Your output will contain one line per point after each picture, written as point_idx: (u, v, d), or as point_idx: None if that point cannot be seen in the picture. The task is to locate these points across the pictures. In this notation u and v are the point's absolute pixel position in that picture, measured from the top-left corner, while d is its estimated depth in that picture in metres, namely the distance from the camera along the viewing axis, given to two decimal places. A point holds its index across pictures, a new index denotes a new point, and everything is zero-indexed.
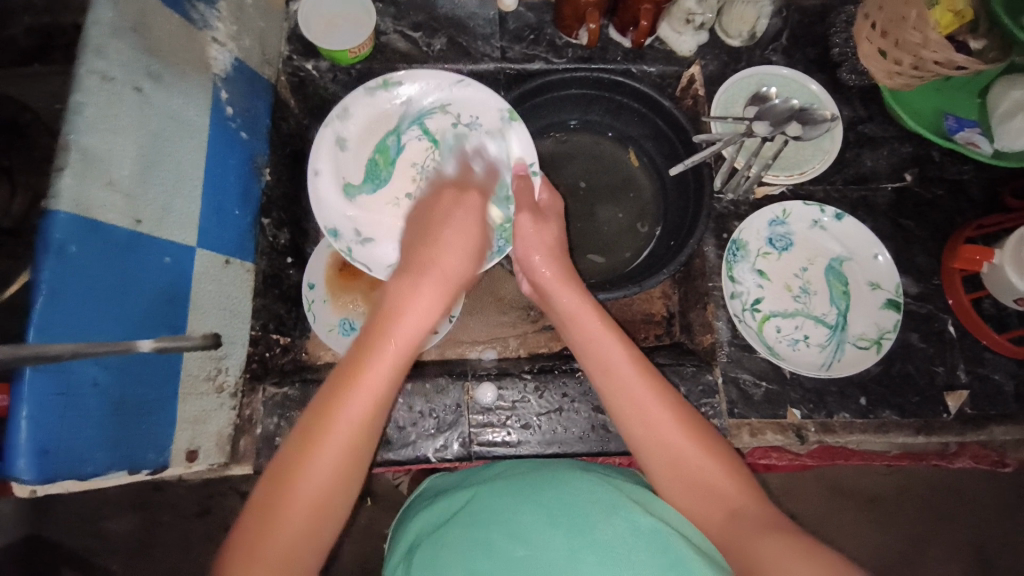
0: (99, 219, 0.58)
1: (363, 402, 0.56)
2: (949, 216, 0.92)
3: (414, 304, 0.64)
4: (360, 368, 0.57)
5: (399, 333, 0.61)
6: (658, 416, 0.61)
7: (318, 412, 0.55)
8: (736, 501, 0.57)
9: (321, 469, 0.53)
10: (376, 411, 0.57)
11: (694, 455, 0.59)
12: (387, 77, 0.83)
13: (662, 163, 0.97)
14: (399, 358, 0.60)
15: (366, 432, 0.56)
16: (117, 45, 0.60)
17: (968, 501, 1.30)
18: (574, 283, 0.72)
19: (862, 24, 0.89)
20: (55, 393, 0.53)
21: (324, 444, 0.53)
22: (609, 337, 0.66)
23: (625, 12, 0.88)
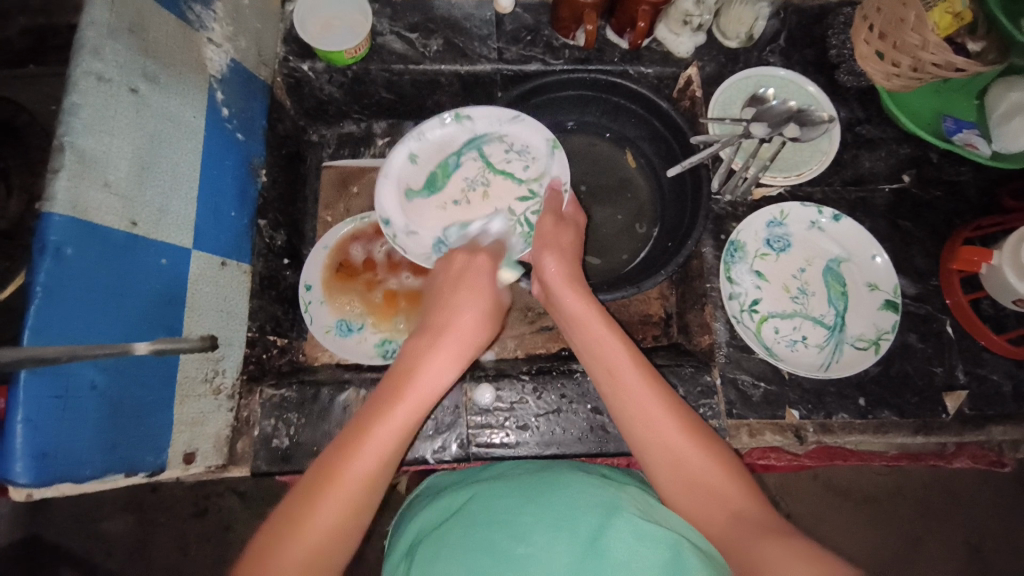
0: (95, 220, 0.58)
1: (374, 451, 0.53)
2: (946, 217, 0.92)
3: (432, 354, 0.60)
4: (379, 415, 0.55)
5: (417, 384, 0.58)
6: (658, 416, 0.61)
7: (333, 455, 0.53)
8: (738, 502, 0.57)
9: (326, 509, 0.50)
10: (389, 459, 0.54)
11: (695, 456, 0.59)
12: (460, 110, 0.86)
13: (659, 164, 0.97)
14: (416, 412, 0.56)
15: (373, 478, 0.53)
16: (114, 46, 0.60)
17: (966, 501, 1.30)
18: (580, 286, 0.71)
19: (861, 25, 0.89)
20: (53, 396, 0.53)
21: (337, 485, 0.51)
22: (617, 344, 0.66)
23: (623, 13, 0.88)
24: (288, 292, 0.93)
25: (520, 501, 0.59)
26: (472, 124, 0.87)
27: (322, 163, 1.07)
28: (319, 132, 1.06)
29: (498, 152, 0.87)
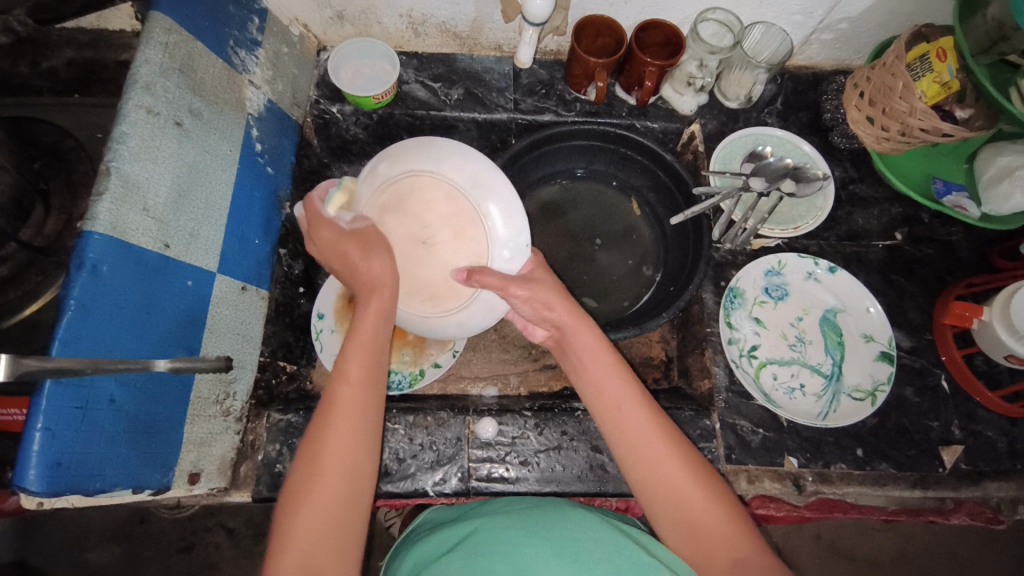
0: (131, 241, 0.61)
1: (343, 424, 0.59)
2: (939, 274, 0.95)
3: (369, 317, 0.66)
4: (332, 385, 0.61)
5: (361, 341, 0.64)
6: (661, 453, 0.61)
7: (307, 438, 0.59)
8: (738, 546, 0.57)
9: (324, 484, 0.56)
10: (364, 420, 0.60)
11: (698, 496, 0.60)
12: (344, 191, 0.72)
13: (663, 213, 1.02)
14: (367, 365, 0.63)
15: (358, 444, 0.58)
16: (165, 83, 0.66)
17: (969, 568, 1.27)
18: (586, 318, 0.70)
19: (852, 93, 0.95)
20: (74, 407, 0.55)
21: (324, 458, 0.57)
22: (607, 366, 0.67)
23: (631, 73, 0.95)
24: (300, 319, 0.95)
25: (521, 534, 0.60)
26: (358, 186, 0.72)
27: None
28: (340, 169, 1.11)
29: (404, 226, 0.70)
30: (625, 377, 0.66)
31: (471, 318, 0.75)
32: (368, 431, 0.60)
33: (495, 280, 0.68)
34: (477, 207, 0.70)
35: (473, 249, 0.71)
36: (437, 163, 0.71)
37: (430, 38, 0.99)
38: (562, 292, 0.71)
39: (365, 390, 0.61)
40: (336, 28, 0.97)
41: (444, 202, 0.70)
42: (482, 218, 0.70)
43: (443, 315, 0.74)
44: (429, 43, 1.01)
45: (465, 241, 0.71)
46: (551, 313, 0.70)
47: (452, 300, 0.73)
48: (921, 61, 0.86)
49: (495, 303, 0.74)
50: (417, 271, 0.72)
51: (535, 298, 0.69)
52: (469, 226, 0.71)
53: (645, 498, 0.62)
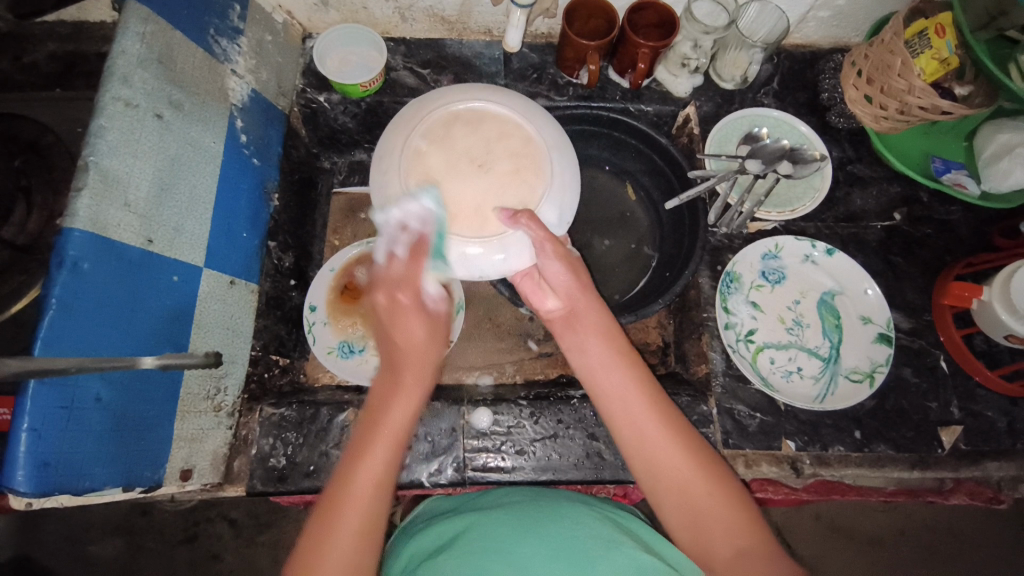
0: (113, 237, 0.60)
1: (357, 510, 0.55)
2: (938, 254, 0.94)
3: (398, 407, 0.59)
4: (348, 470, 0.57)
5: (386, 430, 0.58)
6: (664, 446, 0.60)
7: (315, 526, 0.55)
8: (742, 536, 0.56)
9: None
10: (376, 516, 0.57)
11: (702, 489, 0.59)
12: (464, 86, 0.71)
13: (658, 197, 1.01)
14: (390, 459, 0.58)
15: (364, 541, 0.55)
16: (142, 74, 0.65)
17: (969, 545, 1.27)
18: (590, 289, 0.68)
19: (850, 70, 0.93)
20: (59, 406, 0.54)
21: (329, 549, 0.54)
22: (611, 355, 0.65)
23: (624, 55, 0.93)
24: (293, 312, 0.94)
25: (518, 529, 0.60)
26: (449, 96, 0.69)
27: (332, 190, 1.09)
28: (330, 159, 1.09)
29: (470, 152, 0.67)
30: (628, 359, 0.65)
31: (487, 255, 0.65)
32: (375, 537, 0.56)
33: (544, 231, 0.64)
34: (545, 163, 0.68)
35: (522, 194, 0.67)
36: (526, 115, 0.70)
37: (418, 23, 0.97)
38: (579, 270, 0.68)
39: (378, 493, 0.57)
40: (320, 14, 0.95)
41: (518, 141, 0.68)
42: (547, 174, 0.68)
43: (453, 236, 0.64)
44: (417, 28, 0.98)
45: (516, 184, 0.67)
46: (549, 276, 0.67)
47: (492, 224, 0.65)
48: (919, 37, 0.84)
49: (526, 247, 0.66)
50: (459, 187, 0.66)
51: (572, 263, 0.68)
52: (531, 176, 0.67)
53: (647, 482, 0.61)
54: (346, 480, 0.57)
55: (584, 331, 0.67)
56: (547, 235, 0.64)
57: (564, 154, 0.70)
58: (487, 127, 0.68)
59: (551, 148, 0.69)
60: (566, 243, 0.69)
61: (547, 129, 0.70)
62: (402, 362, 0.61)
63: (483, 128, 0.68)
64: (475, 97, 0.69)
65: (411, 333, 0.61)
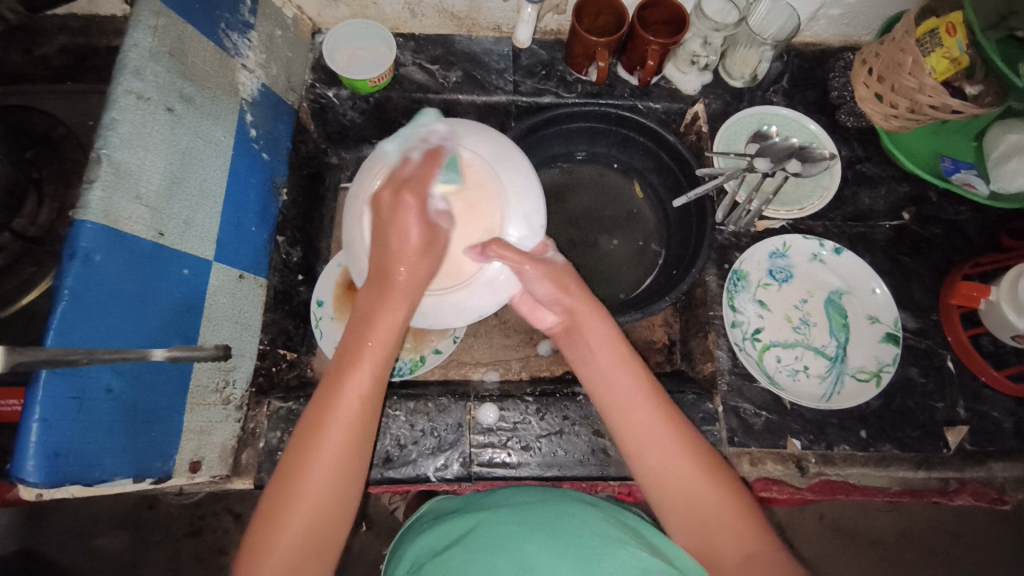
0: (125, 229, 0.60)
1: (347, 416, 0.57)
2: (946, 255, 0.94)
3: (387, 315, 0.61)
4: (340, 372, 0.59)
5: (377, 337, 0.61)
6: (673, 451, 0.60)
7: (305, 431, 0.57)
8: (753, 541, 0.56)
9: (318, 480, 0.55)
10: (365, 423, 0.58)
11: (711, 494, 0.58)
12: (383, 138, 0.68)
13: (665, 195, 1.01)
14: (378, 371, 0.60)
15: (353, 447, 0.57)
16: (154, 67, 0.65)
17: (972, 547, 1.27)
18: (588, 297, 0.67)
19: (860, 68, 0.93)
20: (69, 396, 0.55)
21: (315, 458, 0.55)
22: (616, 362, 0.65)
23: (633, 51, 0.93)
24: (300, 307, 0.94)
25: (526, 527, 0.60)
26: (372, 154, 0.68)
27: (340, 185, 1.09)
28: (338, 155, 1.09)
29: None
30: (635, 370, 0.64)
31: (475, 297, 0.68)
32: (365, 443, 0.58)
33: (519, 255, 0.65)
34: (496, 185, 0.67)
35: (484, 224, 0.67)
36: (454, 135, 0.68)
37: (427, 19, 0.97)
38: (568, 281, 0.67)
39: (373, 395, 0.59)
40: (330, 9, 0.95)
41: (456, 174, 0.67)
42: (496, 191, 0.67)
43: (437, 294, 0.67)
44: (426, 24, 0.98)
45: (474, 219, 0.67)
46: (539, 294, 0.67)
47: (466, 267, 0.67)
48: (930, 35, 0.84)
49: (510, 275, 0.67)
50: None
51: (555, 275, 0.67)
52: (483, 201, 0.67)
53: (653, 491, 0.61)
54: (337, 386, 0.58)
55: (587, 338, 0.66)
56: (522, 257, 0.65)
57: (507, 155, 0.69)
58: (424, 176, 0.67)
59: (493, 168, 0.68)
60: (546, 252, 0.68)
61: (478, 142, 0.69)
62: (397, 264, 0.62)
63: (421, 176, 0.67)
64: (398, 149, 0.67)
65: (408, 242, 0.61)
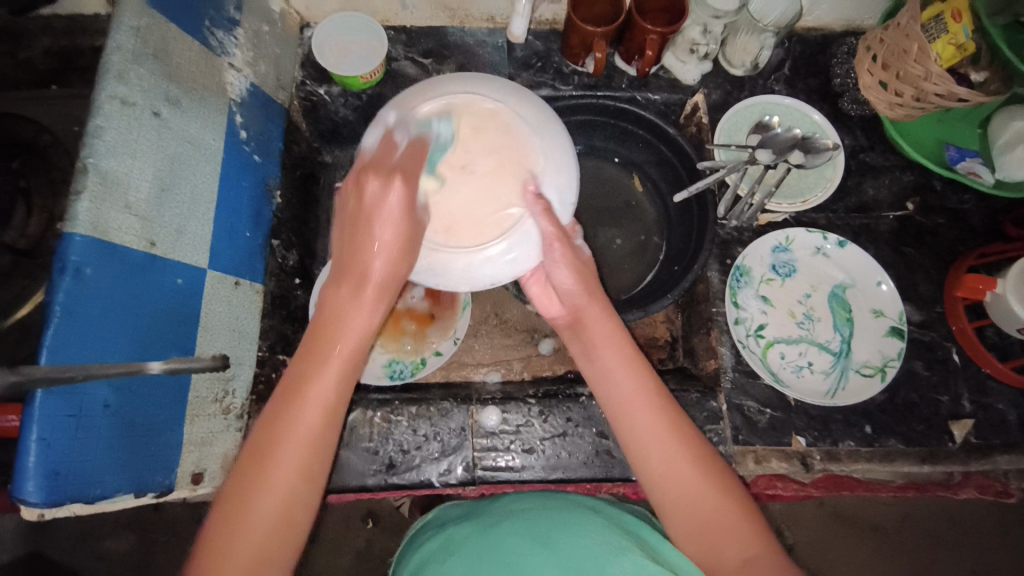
0: (115, 241, 0.59)
1: (303, 434, 0.53)
2: (951, 245, 0.93)
3: (353, 324, 0.57)
4: (318, 349, 0.56)
5: (344, 342, 0.56)
6: (675, 452, 0.59)
7: (255, 446, 0.53)
8: (750, 544, 0.56)
9: (268, 503, 0.51)
10: (322, 440, 0.54)
11: (712, 496, 0.58)
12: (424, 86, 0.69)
13: (666, 189, 0.99)
14: (344, 379, 0.56)
15: (309, 466, 0.53)
16: (139, 70, 0.63)
17: (974, 531, 1.28)
18: (597, 294, 0.66)
19: (864, 56, 0.91)
20: (67, 415, 0.54)
21: (268, 480, 0.51)
22: (622, 361, 0.63)
23: (631, 41, 0.90)
24: (298, 311, 0.94)
25: (529, 536, 0.60)
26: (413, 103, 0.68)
27: (334, 184, 1.07)
28: (331, 153, 1.07)
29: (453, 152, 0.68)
30: (640, 370, 0.63)
31: (494, 259, 0.67)
32: (322, 461, 0.54)
33: (553, 225, 0.65)
34: (532, 148, 0.68)
35: (517, 184, 0.68)
36: (502, 98, 0.70)
37: (419, 10, 0.94)
38: (589, 277, 0.66)
39: (334, 420, 0.55)
40: (318, 2, 0.92)
41: (496, 133, 0.68)
42: (534, 158, 0.68)
43: (463, 249, 0.66)
44: (418, 16, 0.96)
45: (507, 176, 0.68)
46: (558, 283, 0.66)
47: (489, 231, 0.66)
48: (936, 21, 0.82)
49: (533, 249, 0.67)
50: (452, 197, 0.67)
51: (583, 261, 0.66)
52: (518, 160, 0.68)
53: (651, 491, 0.60)
54: (296, 396, 0.54)
55: (591, 333, 0.65)
56: (556, 231, 0.65)
57: (545, 128, 0.69)
58: (465, 125, 0.68)
59: (535, 131, 0.69)
60: (576, 237, 0.69)
61: (526, 111, 0.70)
62: (368, 265, 0.57)
63: (462, 125, 0.68)
64: (437, 95, 0.68)
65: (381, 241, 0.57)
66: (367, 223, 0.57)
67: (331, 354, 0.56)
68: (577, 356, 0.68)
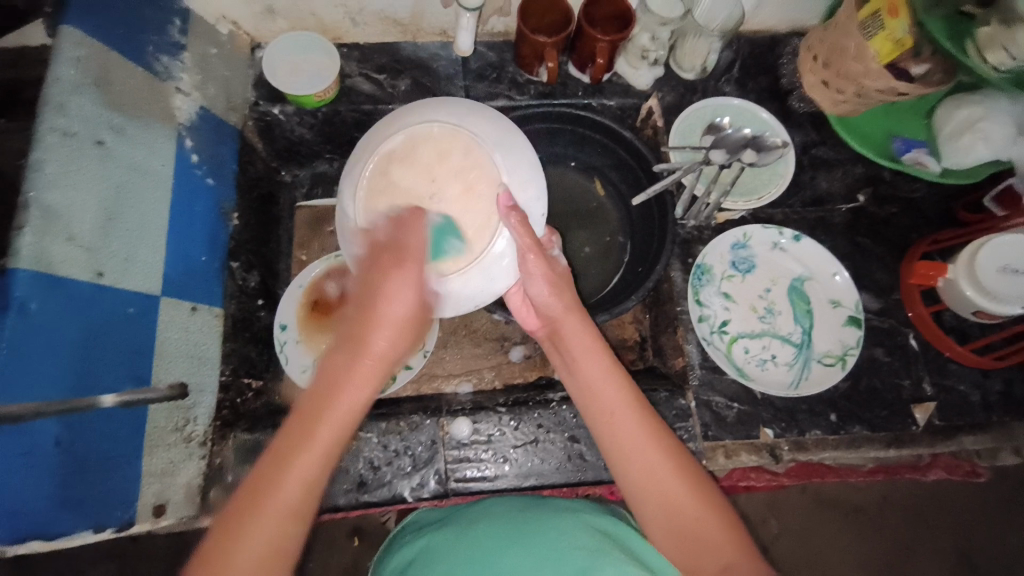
0: (60, 274, 0.58)
1: (303, 471, 0.51)
2: (903, 233, 0.96)
3: (359, 372, 0.55)
4: (340, 383, 0.55)
5: (349, 396, 0.54)
6: (655, 461, 0.60)
7: (260, 473, 0.51)
8: (726, 552, 0.56)
9: (262, 528, 0.50)
10: (318, 479, 0.52)
11: (690, 505, 0.58)
12: (379, 124, 0.66)
13: (626, 192, 1.00)
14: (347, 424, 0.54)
15: (300, 508, 0.51)
16: (79, 101, 0.63)
17: (953, 507, 1.30)
18: (575, 308, 0.67)
19: (806, 57, 0.95)
20: (15, 453, 0.53)
21: (266, 498, 0.50)
22: (602, 370, 0.64)
23: (582, 49, 0.92)
24: (262, 332, 0.93)
25: (505, 541, 0.60)
26: (368, 144, 0.65)
27: (296, 203, 1.07)
28: (291, 171, 1.07)
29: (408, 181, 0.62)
30: (619, 381, 0.64)
31: (476, 284, 0.65)
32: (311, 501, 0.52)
33: (530, 237, 0.63)
34: (494, 164, 0.63)
35: (484, 206, 0.63)
36: (459, 119, 0.64)
37: (370, 27, 0.95)
38: (566, 282, 0.68)
39: (301, 505, 0.51)
40: (267, 23, 0.92)
41: (459, 155, 0.63)
42: (498, 174, 0.63)
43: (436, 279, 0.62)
44: (370, 33, 0.96)
45: (475, 197, 0.62)
46: (534, 294, 0.67)
47: (466, 255, 0.63)
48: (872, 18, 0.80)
49: (510, 265, 0.66)
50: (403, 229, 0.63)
51: (559, 271, 0.67)
52: (480, 180, 0.63)
53: (633, 498, 0.61)
54: (305, 431, 0.52)
55: (570, 343, 0.67)
56: (532, 242, 0.63)
57: (508, 138, 0.65)
58: (421, 155, 0.63)
59: (493, 147, 0.64)
60: (552, 245, 0.72)
61: (486, 125, 0.64)
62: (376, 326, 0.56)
63: (418, 156, 0.63)
64: (400, 128, 0.64)
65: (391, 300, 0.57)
66: (376, 303, 0.56)
67: (335, 403, 0.54)
68: (558, 368, 0.70)
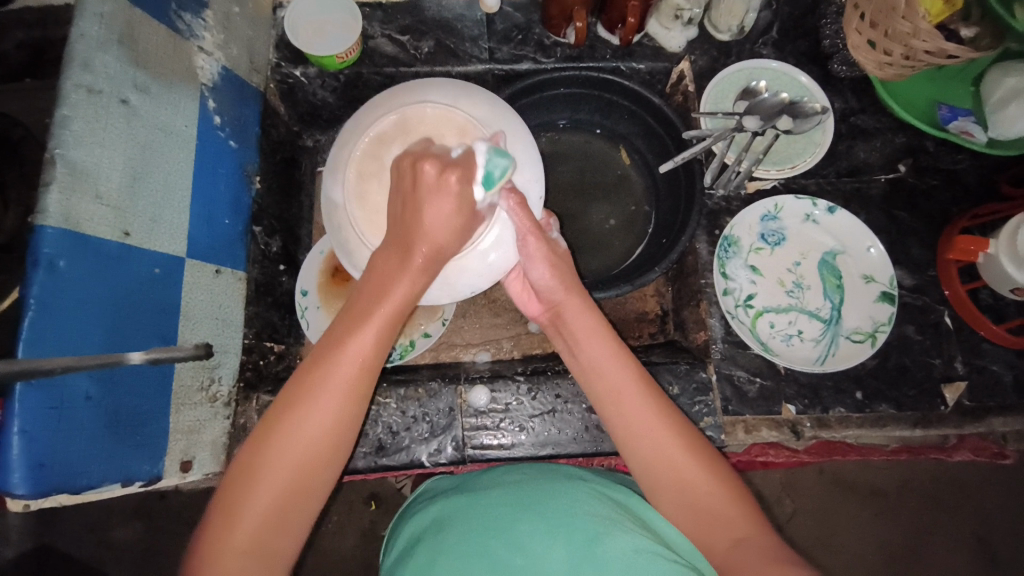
0: (88, 232, 0.58)
1: (343, 380, 0.53)
2: (943, 207, 0.91)
3: (399, 287, 0.56)
4: (380, 295, 0.56)
5: (389, 306, 0.56)
6: (663, 437, 0.59)
7: (299, 382, 0.52)
8: (739, 527, 0.56)
9: (303, 438, 0.51)
10: (360, 390, 0.54)
11: (702, 482, 0.58)
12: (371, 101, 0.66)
13: (653, 160, 0.97)
14: (387, 334, 0.55)
15: (344, 417, 0.52)
16: (104, 58, 0.61)
17: (974, 494, 1.28)
18: (576, 288, 0.65)
19: (851, 15, 0.88)
20: (50, 407, 0.54)
21: (307, 405, 0.51)
22: (607, 351, 0.63)
23: (613, 9, 0.88)
24: (284, 297, 0.94)
25: (517, 509, 0.60)
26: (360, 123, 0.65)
27: (317, 168, 1.07)
28: (313, 137, 1.05)
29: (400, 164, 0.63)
30: (626, 363, 0.63)
31: (473, 267, 0.65)
32: (356, 408, 0.53)
33: (529, 219, 0.63)
34: (488, 146, 0.64)
35: None
36: (454, 100, 0.66)
37: None
38: (566, 266, 0.66)
39: (343, 416, 0.52)
40: None
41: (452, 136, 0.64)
42: None
43: (433, 265, 0.64)
44: None
45: None
46: (533, 278, 0.65)
47: (463, 236, 0.63)
48: None
49: (507, 249, 0.65)
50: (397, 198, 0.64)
51: (557, 251, 0.65)
52: None
53: (641, 474, 0.60)
54: (343, 341, 0.54)
55: (570, 324, 0.65)
56: (532, 225, 0.63)
57: (504, 120, 0.66)
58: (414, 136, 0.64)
59: (488, 129, 0.64)
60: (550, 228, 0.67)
61: (480, 106, 0.66)
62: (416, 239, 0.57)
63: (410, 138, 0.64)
64: (392, 109, 0.65)
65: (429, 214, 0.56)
66: (417, 206, 0.56)
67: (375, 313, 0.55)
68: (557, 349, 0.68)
